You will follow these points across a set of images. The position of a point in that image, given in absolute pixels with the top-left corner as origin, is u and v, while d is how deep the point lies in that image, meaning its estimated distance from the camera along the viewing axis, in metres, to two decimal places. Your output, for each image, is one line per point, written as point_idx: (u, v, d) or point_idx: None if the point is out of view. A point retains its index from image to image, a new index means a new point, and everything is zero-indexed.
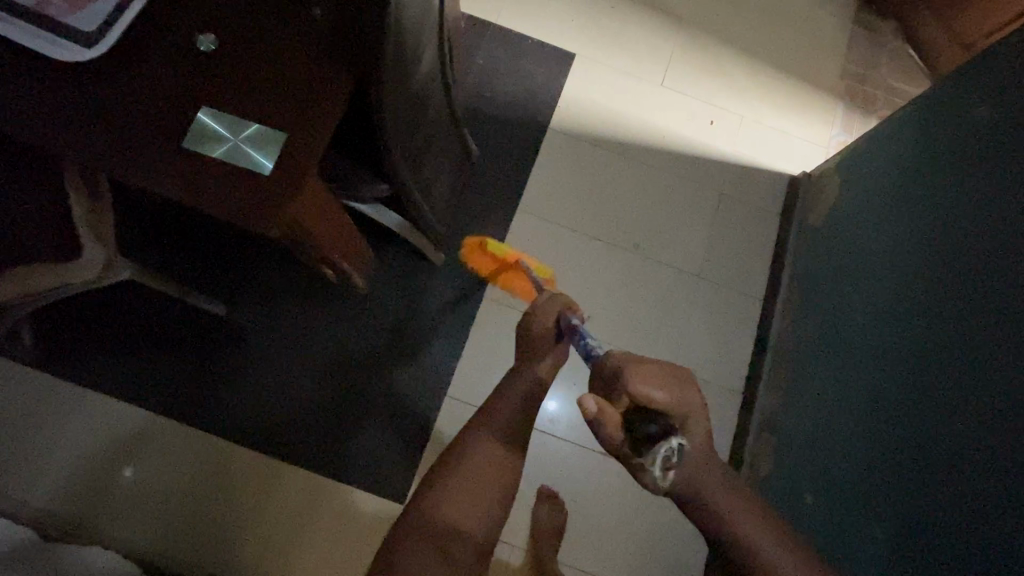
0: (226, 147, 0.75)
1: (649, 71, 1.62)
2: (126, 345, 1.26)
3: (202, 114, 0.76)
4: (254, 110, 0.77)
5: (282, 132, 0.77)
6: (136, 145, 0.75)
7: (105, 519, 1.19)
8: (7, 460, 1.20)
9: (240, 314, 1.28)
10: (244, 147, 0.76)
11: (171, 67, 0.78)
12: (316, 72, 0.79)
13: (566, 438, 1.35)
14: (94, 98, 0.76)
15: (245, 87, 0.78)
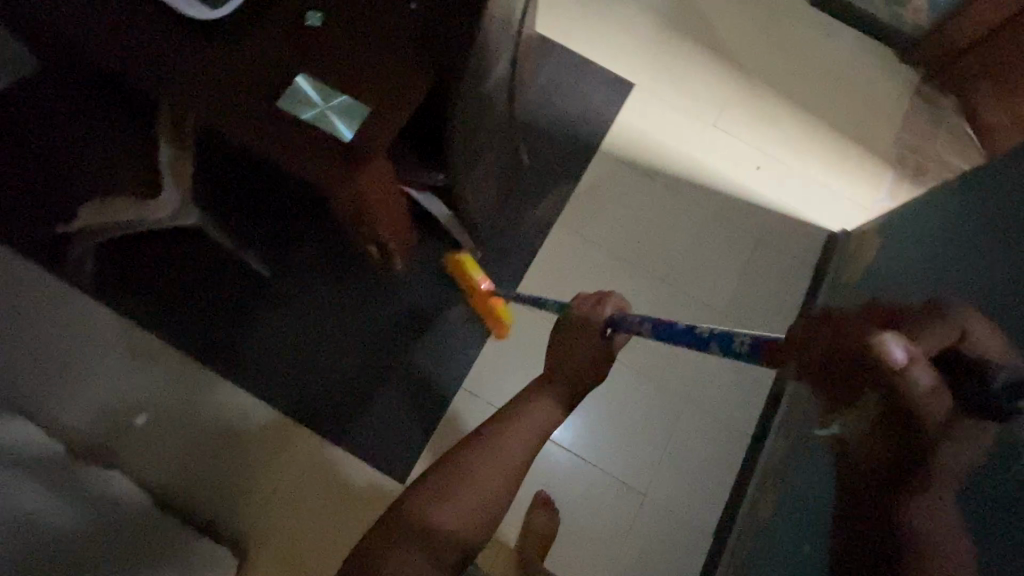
0: (315, 111, 0.83)
1: (703, 111, 1.67)
2: (175, 288, 1.34)
3: (299, 80, 0.84)
4: (344, 85, 0.85)
5: (366, 108, 0.84)
6: (239, 101, 0.84)
7: (129, 447, 1.27)
8: (51, 376, 1.30)
9: (283, 277, 1.35)
10: (331, 114, 0.83)
11: (279, 35, 0.86)
12: (405, 60, 0.87)
13: (569, 448, 1.37)
14: (210, 55, 0.86)
15: (341, 63, 0.86)
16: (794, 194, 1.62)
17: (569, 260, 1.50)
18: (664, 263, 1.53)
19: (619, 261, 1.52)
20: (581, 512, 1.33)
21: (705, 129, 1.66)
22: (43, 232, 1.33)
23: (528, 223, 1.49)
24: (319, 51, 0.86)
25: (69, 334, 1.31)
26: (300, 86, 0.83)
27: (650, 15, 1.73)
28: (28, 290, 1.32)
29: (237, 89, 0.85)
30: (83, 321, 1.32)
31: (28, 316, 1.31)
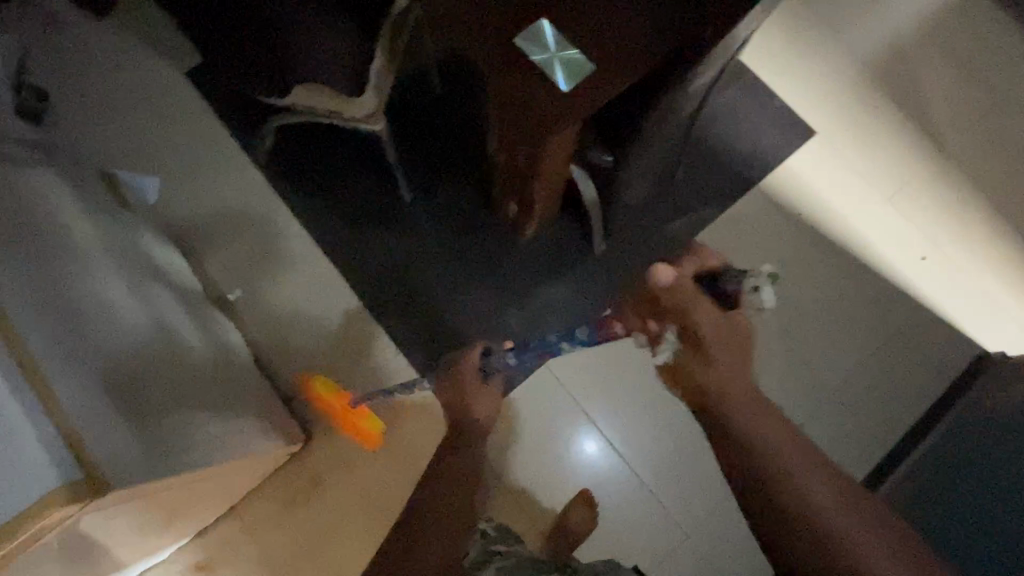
0: (543, 57, 0.89)
1: (881, 181, 1.55)
2: (329, 185, 1.46)
3: (542, 22, 0.90)
4: (580, 39, 0.89)
5: (591, 65, 0.88)
6: (485, 27, 0.93)
7: (248, 308, 1.41)
8: (208, 225, 1.46)
9: (424, 207, 1.44)
10: (556, 62, 0.89)
11: None
12: (643, 33, 0.89)
13: (625, 461, 1.35)
14: None
15: (583, 17, 0.90)
16: (954, 298, 1.47)
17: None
18: (783, 322, 1.46)
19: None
20: (618, 524, 1.32)
21: (878, 200, 1.53)
22: (243, 101, 1.50)
23: (661, 234, 1.47)
24: (566, 8, 0.91)
25: (234, 193, 1.48)
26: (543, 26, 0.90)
27: (859, 65, 1.62)
28: (216, 145, 1.50)
29: (487, 22, 0.93)
30: (248, 186, 1.48)
31: (208, 167, 1.49)
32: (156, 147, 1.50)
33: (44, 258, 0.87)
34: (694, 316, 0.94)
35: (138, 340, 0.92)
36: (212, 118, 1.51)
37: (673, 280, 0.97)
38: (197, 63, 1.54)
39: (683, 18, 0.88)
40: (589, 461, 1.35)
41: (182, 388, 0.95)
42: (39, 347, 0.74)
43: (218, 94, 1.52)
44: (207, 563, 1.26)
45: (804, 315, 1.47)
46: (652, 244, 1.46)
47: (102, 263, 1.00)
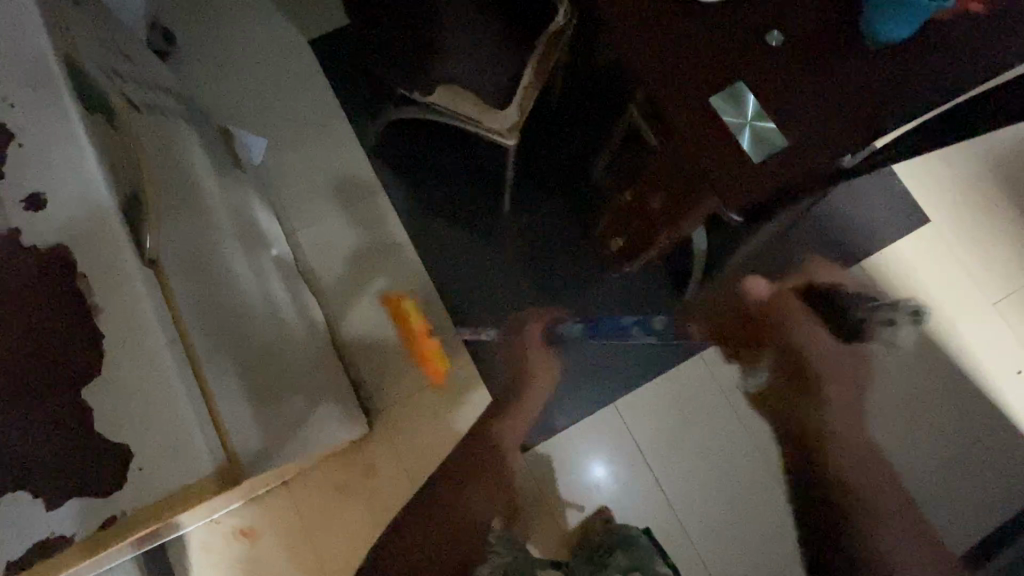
0: (735, 121, 0.76)
1: (989, 282, 1.48)
2: (432, 178, 1.45)
3: (741, 84, 0.77)
4: (782, 115, 0.76)
5: (787, 142, 0.75)
6: (677, 77, 0.79)
7: (329, 284, 1.40)
8: (304, 194, 1.45)
9: (522, 218, 1.41)
10: (747, 132, 0.75)
11: (742, 38, 0.79)
12: (862, 116, 0.75)
13: (659, 500, 1.30)
14: (668, 27, 0.81)
15: (793, 90, 0.76)
16: None
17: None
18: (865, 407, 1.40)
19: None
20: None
21: (983, 300, 1.47)
22: (363, 80, 1.50)
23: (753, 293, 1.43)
24: (769, 78, 0.77)
25: (336, 168, 1.46)
26: (750, 96, 0.76)
27: (984, 158, 1.56)
28: (326, 116, 1.49)
29: (678, 74, 0.79)
30: (351, 165, 1.47)
31: (315, 137, 1.48)
32: (268, 108, 1.49)
33: (188, 212, 0.85)
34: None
35: (253, 316, 0.91)
36: (328, 90, 1.50)
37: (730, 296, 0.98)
38: (323, 34, 1.54)
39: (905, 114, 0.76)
40: (599, 487, 1.30)
41: (273, 378, 0.91)
42: (188, 304, 0.72)
43: (338, 68, 1.51)
44: (251, 532, 1.26)
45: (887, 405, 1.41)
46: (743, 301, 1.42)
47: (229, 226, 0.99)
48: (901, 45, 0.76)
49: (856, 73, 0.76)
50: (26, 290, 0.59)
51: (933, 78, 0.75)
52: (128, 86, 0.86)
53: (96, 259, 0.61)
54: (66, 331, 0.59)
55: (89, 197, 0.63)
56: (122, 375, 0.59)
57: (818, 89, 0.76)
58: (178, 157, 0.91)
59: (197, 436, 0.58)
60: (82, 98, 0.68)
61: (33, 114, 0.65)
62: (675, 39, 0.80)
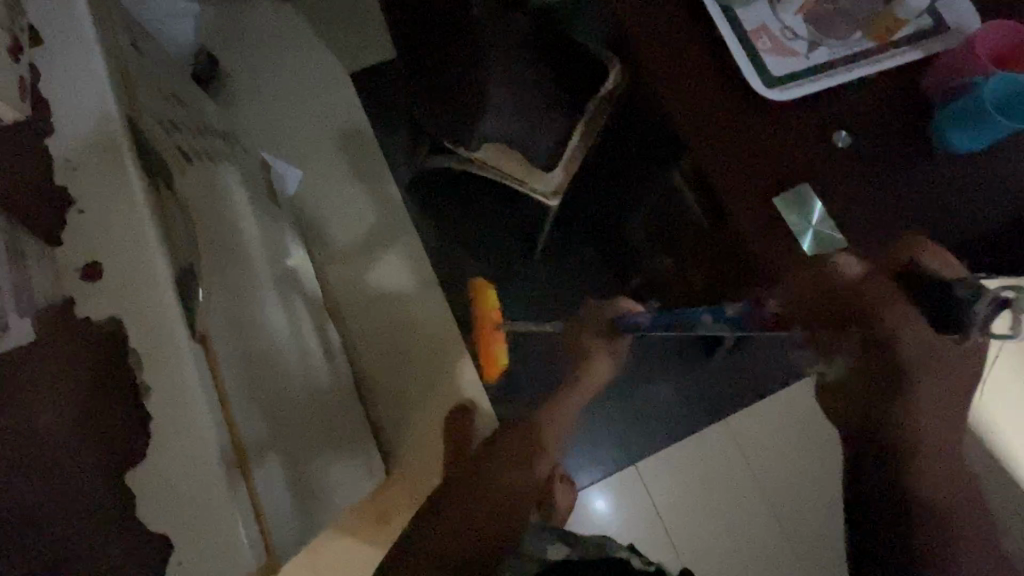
0: (796, 226, 0.72)
1: None
2: (465, 223, 1.44)
3: (805, 187, 0.73)
4: (850, 218, 0.72)
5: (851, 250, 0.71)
6: (746, 167, 0.74)
7: (354, 320, 1.37)
8: (334, 227, 1.44)
9: (553, 267, 1.38)
10: (809, 239, 0.71)
11: (809, 135, 0.75)
12: (932, 227, 0.72)
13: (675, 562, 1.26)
14: (736, 112, 0.76)
15: (862, 193, 0.73)
16: None
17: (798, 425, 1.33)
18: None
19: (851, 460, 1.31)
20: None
21: None
22: (402, 117, 1.50)
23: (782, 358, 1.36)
24: (838, 178, 0.73)
25: (368, 205, 1.46)
26: (817, 203, 0.72)
27: None
28: (361, 151, 1.49)
29: (745, 163, 0.74)
30: (384, 204, 1.46)
31: (350, 174, 1.47)
32: (306, 140, 1.49)
33: (229, 274, 0.83)
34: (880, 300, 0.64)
35: (284, 373, 0.89)
36: (365, 127, 1.50)
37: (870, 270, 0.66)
38: (365, 69, 1.55)
39: (978, 227, 0.73)
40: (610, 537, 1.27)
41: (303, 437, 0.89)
42: (233, 377, 0.71)
43: (379, 107, 1.53)
44: None
45: None
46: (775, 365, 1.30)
47: (265, 278, 0.97)
48: (976, 152, 0.73)
49: (926, 182, 0.73)
50: (76, 368, 0.58)
51: (1005, 192, 0.73)
52: (182, 134, 0.85)
53: (148, 337, 0.60)
54: (115, 411, 0.58)
55: (144, 271, 0.62)
56: (168, 461, 0.57)
57: (889, 196, 0.72)
58: (220, 212, 0.89)
59: (240, 524, 0.57)
60: (143, 161, 0.68)
61: (95, 181, 0.64)
62: (744, 128, 0.75)
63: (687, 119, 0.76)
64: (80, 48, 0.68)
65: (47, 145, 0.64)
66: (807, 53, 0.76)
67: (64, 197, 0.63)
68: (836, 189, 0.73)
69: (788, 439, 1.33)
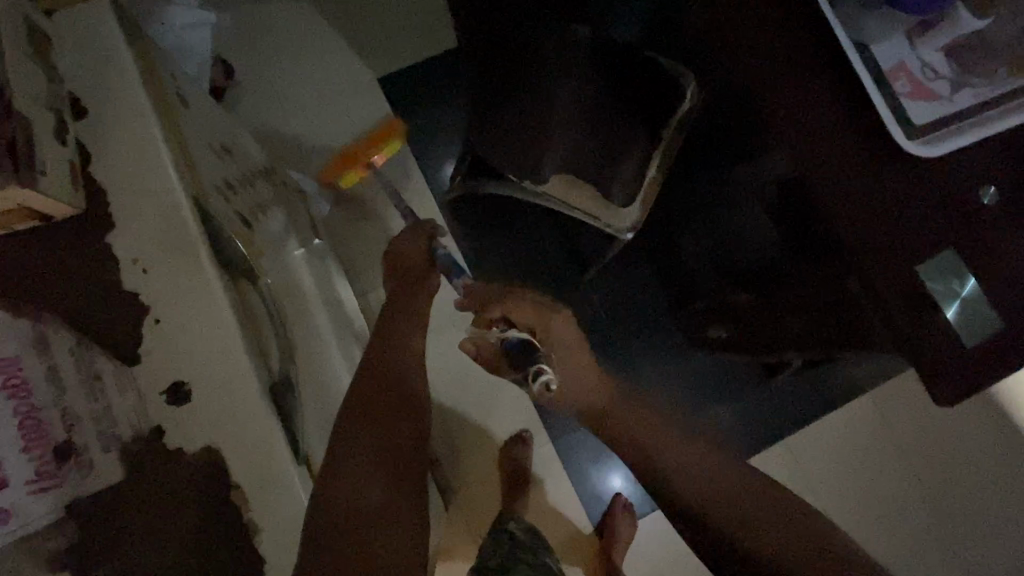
0: (941, 293, 0.65)
1: None
2: (516, 241, 1.32)
3: (950, 255, 0.66)
4: (996, 290, 0.65)
5: (997, 321, 0.65)
6: (879, 226, 0.67)
7: None
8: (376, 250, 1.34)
9: (608, 290, 1.31)
10: (954, 310, 0.65)
11: (951, 191, 0.68)
12: None
13: None
14: (867, 164, 0.69)
15: (1007, 260, 0.66)
16: None
17: (861, 442, 1.29)
18: (954, 513, 1.26)
19: (906, 474, 1.28)
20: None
21: None
22: (440, 129, 1.39)
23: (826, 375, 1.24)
24: (982, 242, 0.66)
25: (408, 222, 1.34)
26: (970, 279, 0.65)
27: None
28: (399, 165, 1.38)
29: (877, 221, 0.68)
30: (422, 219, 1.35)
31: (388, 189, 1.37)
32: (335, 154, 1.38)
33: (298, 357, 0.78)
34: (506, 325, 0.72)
35: None
36: (399, 137, 1.39)
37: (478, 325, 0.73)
38: (396, 75, 1.42)
39: None
40: (656, 564, 1.25)
41: None
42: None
43: (410, 112, 1.40)
44: None
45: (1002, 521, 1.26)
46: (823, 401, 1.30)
47: (329, 345, 0.92)
48: None
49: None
50: (182, 503, 0.52)
51: None
52: (236, 193, 0.77)
53: (251, 465, 0.54)
54: (230, 549, 0.52)
55: (235, 387, 0.55)
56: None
57: None
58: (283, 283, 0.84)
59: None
60: (217, 251, 0.60)
61: (169, 283, 0.56)
62: (876, 187, 0.69)
63: (810, 171, 0.70)
64: (138, 121, 0.60)
65: (112, 242, 0.56)
66: (950, 96, 0.69)
67: (140, 304, 0.55)
68: (983, 251, 0.66)
69: (848, 461, 1.28)
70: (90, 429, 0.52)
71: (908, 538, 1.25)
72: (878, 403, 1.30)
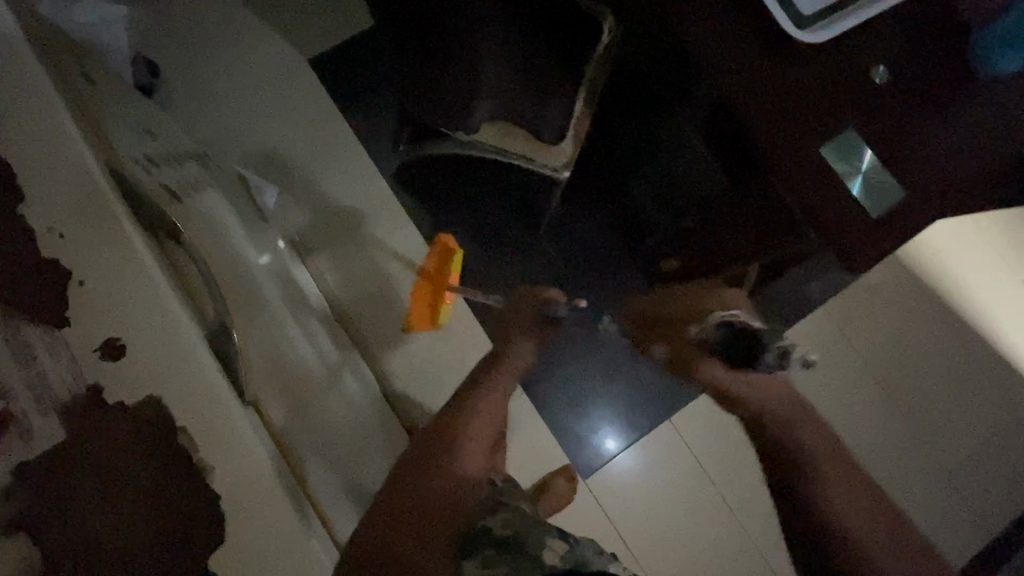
0: (846, 168, 0.70)
1: (1016, 265, 1.49)
2: (467, 203, 1.35)
3: (850, 132, 0.70)
4: (898, 160, 0.69)
5: (901, 189, 0.69)
6: (782, 120, 0.71)
7: (364, 324, 1.29)
8: (327, 232, 1.35)
9: (562, 239, 1.34)
10: (859, 183, 0.69)
11: (846, 74, 0.71)
12: (975, 158, 0.70)
13: (709, 508, 1.33)
14: (766, 63, 0.72)
15: (904, 130, 0.70)
16: None
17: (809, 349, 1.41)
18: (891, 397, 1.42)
19: (846, 370, 1.42)
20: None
21: (1012, 279, 1.49)
22: (376, 103, 1.39)
23: (787, 299, 1.33)
24: (880, 119, 0.70)
25: (357, 202, 1.36)
26: (868, 151, 0.69)
27: None
28: (340, 144, 1.39)
29: (781, 116, 0.71)
30: (371, 195, 1.37)
31: (330, 169, 1.38)
32: (276, 141, 1.38)
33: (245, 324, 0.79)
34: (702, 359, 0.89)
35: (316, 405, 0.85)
36: (336, 117, 1.40)
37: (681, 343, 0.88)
38: (322, 54, 1.41)
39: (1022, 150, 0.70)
40: (641, 488, 1.33)
41: (352, 462, 0.86)
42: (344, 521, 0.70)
43: (344, 89, 1.40)
44: None
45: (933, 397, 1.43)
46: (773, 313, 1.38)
47: (283, 319, 0.94)
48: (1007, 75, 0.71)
49: (972, 111, 0.70)
50: (128, 455, 0.53)
51: None
52: (158, 169, 0.77)
53: (191, 410, 0.55)
54: (181, 490, 0.54)
55: (175, 336, 0.56)
56: (249, 523, 0.55)
57: (927, 129, 0.70)
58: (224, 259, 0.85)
59: (321, 557, 0.57)
60: (137, 215, 0.60)
61: (87, 248, 0.56)
62: (774, 82, 0.72)
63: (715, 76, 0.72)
64: (41, 100, 0.60)
65: (19, 216, 0.55)
66: None
67: (56, 272, 0.55)
68: (881, 126, 0.70)
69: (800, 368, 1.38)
70: (28, 398, 0.52)
71: (854, 426, 1.39)
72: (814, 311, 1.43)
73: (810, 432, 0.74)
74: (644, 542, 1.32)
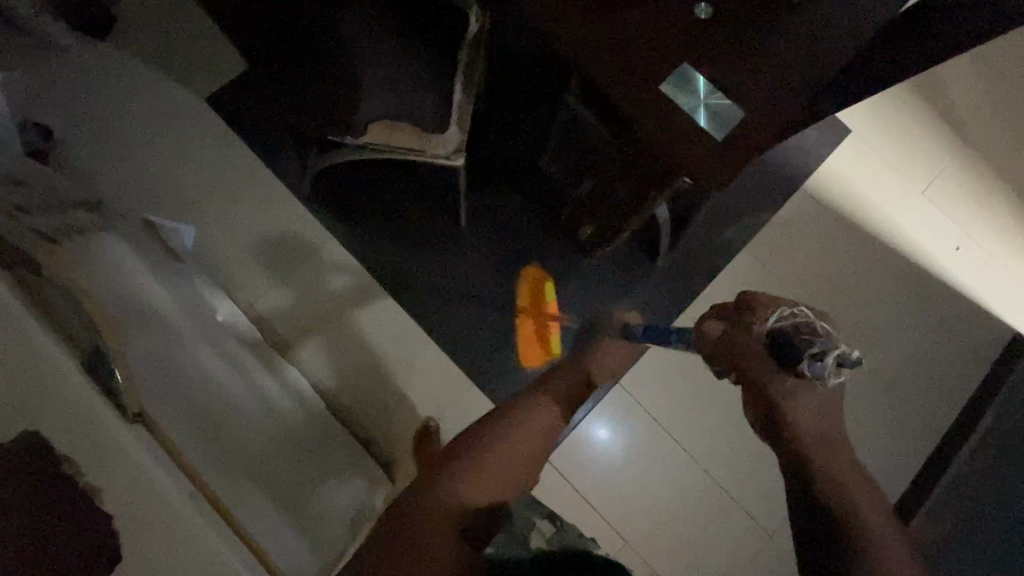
0: (691, 101, 0.80)
1: (915, 174, 1.59)
2: (385, 210, 1.39)
3: (683, 67, 0.80)
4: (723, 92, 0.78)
5: (740, 109, 0.79)
6: None
7: (303, 346, 1.32)
8: (251, 262, 1.36)
9: (481, 228, 1.38)
10: (704, 110, 0.80)
11: (673, 20, 0.79)
12: (788, 76, 0.79)
13: (672, 460, 1.38)
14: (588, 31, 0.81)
15: (728, 61, 0.79)
16: (988, 282, 1.55)
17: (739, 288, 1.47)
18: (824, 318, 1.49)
19: None
20: (685, 537, 1.35)
21: (912, 189, 1.58)
22: (278, 129, 1.42)
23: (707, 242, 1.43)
24: (700, 57, 0.79)
25: (275, 228, 1.38)
26: (699, 79, 0.79)
27: None
28: (249, 174, 1.40)
29: None
30: (290, 219, 1.39)
31: (243, 201, 1.39)
32: (186, 183, 1.39)
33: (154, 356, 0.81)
34: (744, 350, 0.74)
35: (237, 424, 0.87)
36: (240, 149, 1.41)
37: (724, 333, 0.76)
38: (218, 90, 1.43)
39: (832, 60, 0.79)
40: (604, 453, 1.37)
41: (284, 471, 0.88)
42: (279, 549, 0.74)
43: (245, 120, 1.42)
44: None
45: (861, 312, 1.51)
46: (694, 261, 1.46)
47: (199, 350, 0.92)
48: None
49: (780, 35, 0.79)
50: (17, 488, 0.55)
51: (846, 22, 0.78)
52: (32, 220, 0.80)
53: (77, 438, 0.57)
54: (78, 499, 0.56)
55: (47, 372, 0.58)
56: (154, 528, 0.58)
57: (744, 55, 0.79)
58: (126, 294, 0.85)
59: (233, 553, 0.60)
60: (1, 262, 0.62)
61: None
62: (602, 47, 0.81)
63: None
64: None
65: None
66: None
67: None
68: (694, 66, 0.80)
69: None
70: None
71: None
72: (739, 252, 1.49)
73: (855, 484, 0.69)
74: (617, 505, 1.35)
